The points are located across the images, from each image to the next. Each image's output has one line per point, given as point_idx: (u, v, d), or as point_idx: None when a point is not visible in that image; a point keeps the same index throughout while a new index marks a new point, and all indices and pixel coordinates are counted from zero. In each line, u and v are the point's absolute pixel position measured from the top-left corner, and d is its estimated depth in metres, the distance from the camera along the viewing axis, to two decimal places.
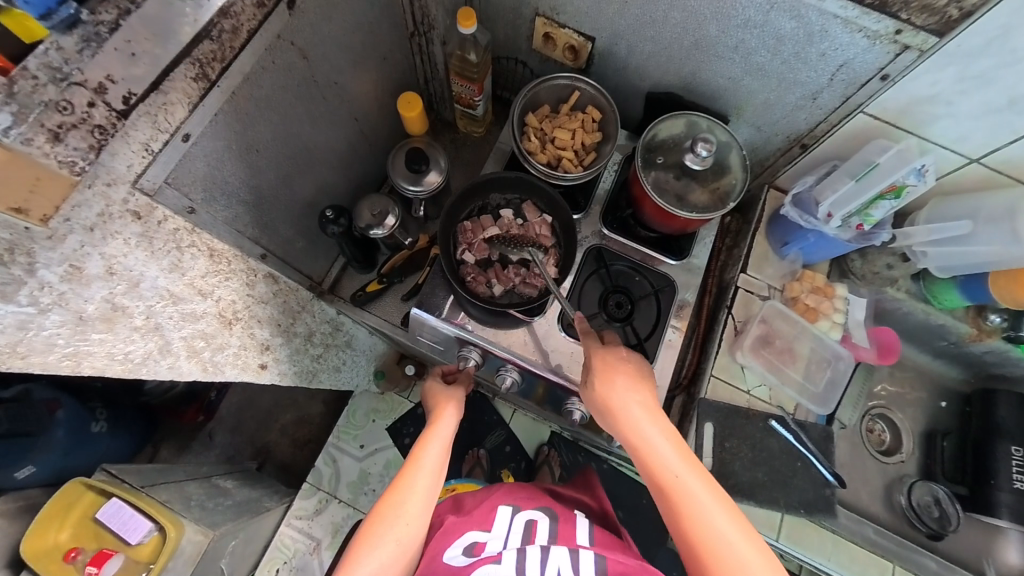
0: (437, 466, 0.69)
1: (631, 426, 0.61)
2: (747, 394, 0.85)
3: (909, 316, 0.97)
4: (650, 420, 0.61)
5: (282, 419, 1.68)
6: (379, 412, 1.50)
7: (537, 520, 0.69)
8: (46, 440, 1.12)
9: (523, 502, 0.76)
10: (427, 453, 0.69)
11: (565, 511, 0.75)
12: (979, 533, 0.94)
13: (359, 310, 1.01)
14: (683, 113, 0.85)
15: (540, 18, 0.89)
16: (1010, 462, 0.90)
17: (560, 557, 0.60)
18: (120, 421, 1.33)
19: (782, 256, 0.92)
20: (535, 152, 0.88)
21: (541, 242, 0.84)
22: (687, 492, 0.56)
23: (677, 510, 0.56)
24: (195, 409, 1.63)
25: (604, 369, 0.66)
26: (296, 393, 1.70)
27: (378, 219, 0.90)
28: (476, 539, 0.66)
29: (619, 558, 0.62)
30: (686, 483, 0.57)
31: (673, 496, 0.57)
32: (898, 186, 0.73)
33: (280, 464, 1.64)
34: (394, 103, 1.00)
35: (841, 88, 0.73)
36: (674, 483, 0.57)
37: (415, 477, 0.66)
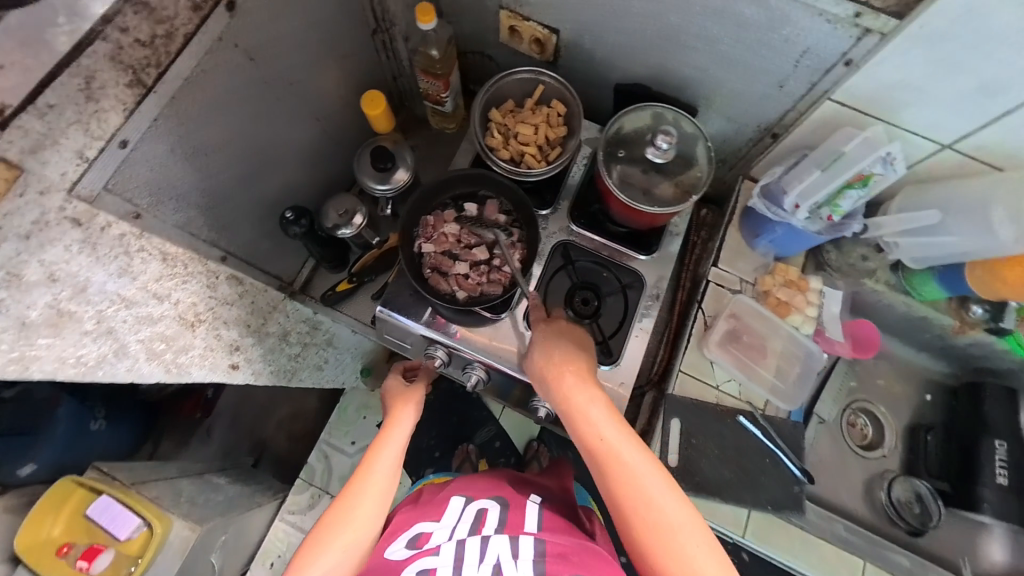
0: (391, 472, 0.69)
1: (570, 400, 0.60)
2: (716, 390, 0.82)
3: (891, 310, 0.94)
4: (587, 393, 0.60)
5: (278, 414, 1.71)
6: (370, 409, 1.52)
7: (487, 509, 0.68)
8: (47, 435, 1.16)
9: (477, 492, 0.75)
10: (381, 459, 0.69)
11: (518, 496, 0.74)
12: (963, 531, 0.91)
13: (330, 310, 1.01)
14: (648, 106, 0.84)
15: (505, 11, 0.87)
16: (994, 457, 0.89)
17: (499, 544, 0.58)
18: (121, 417, 1.37)
19: (753, 249, 0.89)
20: (499, 148, 0.87)
21: (506, 237, 0.84)
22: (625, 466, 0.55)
23: (614, 483, 0.55)
24: (193, 404, 1.66)
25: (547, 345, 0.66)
26: (291, 389, 1.73)
27: (345, 218, 0.92)
28: (422, 531, 0.65)
29: (564, 540, 0.60)
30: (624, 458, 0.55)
31: (608, 467, 0.55)
32: (865, 176, 0.71)
33: (276, 461, 1.66)
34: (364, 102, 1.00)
35: (807, 75, 0.71)
36: (611, 455, 0.55)
37: (366, 483, 0.66)
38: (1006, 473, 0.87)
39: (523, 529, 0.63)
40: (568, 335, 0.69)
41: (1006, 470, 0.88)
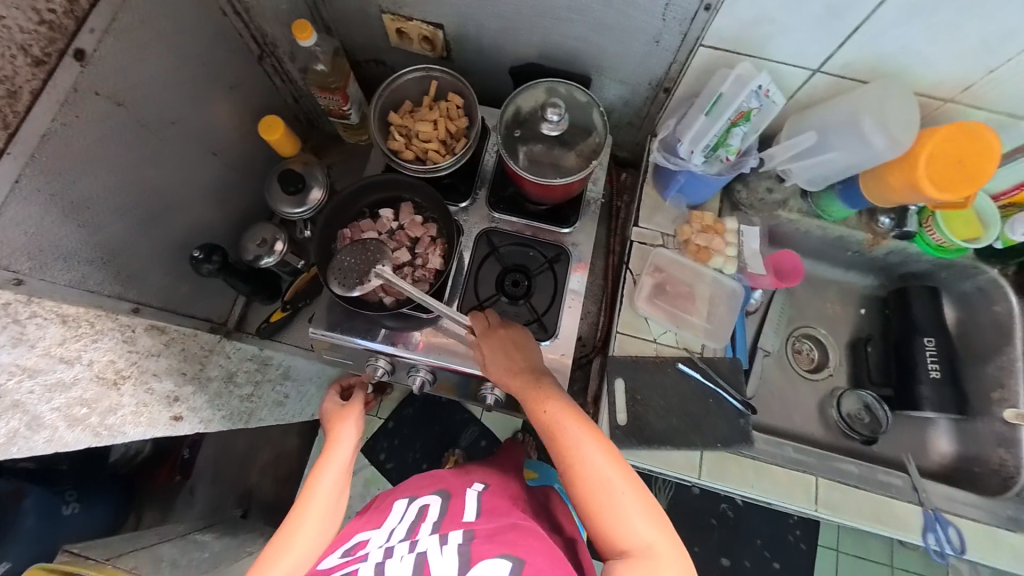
0: (333, 490, 0.69)
1: (524, 389, 0.66)
2: (654, 343, 0.85)
3: (810, 236, 0.98)
4: (538, 381, 0.66)
5: (261, 459, 1.66)
6: None
7: (429, 505, 0.70)
8: (15, 530, 1.15)
9: (420, 490, 0.76)
10: (323, 478, 0.69)
11: (460, 484, 0.77)
12: (911, 430, 0.96)
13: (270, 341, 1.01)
14: (540, 83, 0.84)
15: (387, 15, 0.86)
16: (925, 353, 0.94)
17: (429, 541, 0.59)
18: (94, 495, 1.32)
19: (667, 201, 0.92)
20: (402, 150, 0.85)
21: (424, 235, 0.83)
22: (569, 439, 0.59)
23: (561, 454, 0.59)
24: (170, 468, 1.54)
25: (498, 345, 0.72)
26: (269, 431, 1.70)
27: (266, 246, 0.90)
28: (360, 539, 0.65)
29: (496, 522, 0.62)
30: (569, 432, 0.60)
31: (555, 441, 0.60)
32: (746, 113, 0.73)
33: (267, 509, 1.60)
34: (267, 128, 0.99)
35: (677, 26, 0.74)
36: (556, 430, 0.60)
37: (310, 503, 0.67)
38: (937, 365, 0.92)
39: (459, 521, 0.64)
40: (514, 336, 0.73)
41: (937, 363, 0.93)
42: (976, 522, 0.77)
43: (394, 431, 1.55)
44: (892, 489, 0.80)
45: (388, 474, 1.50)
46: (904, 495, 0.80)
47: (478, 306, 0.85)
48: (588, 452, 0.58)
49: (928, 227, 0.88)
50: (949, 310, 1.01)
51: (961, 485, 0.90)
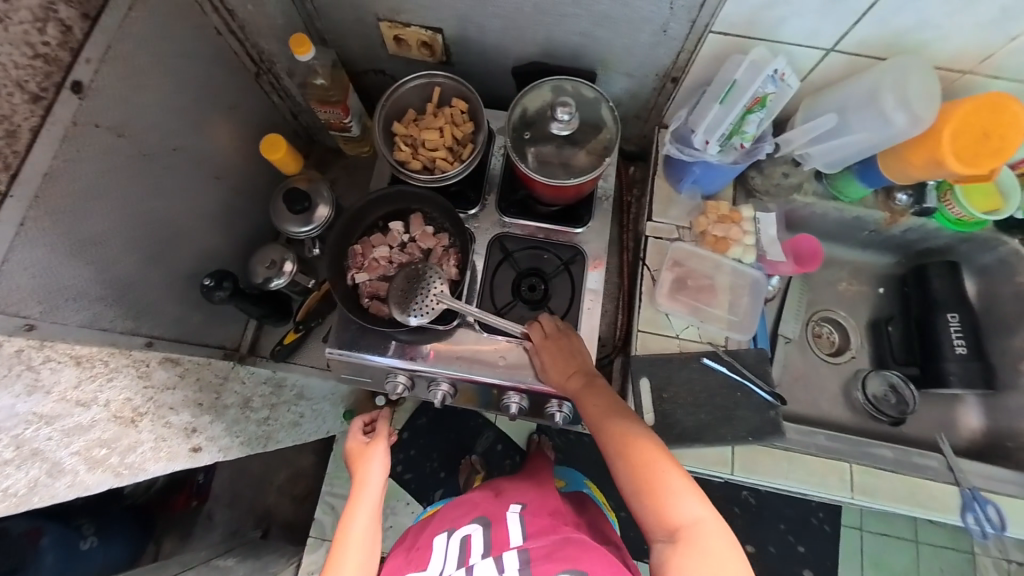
0: (367, 535, 0.69)
1: (575, 384, 0.71)
2: (677, 339, 0.83)
3: (826, 219, 0.96)
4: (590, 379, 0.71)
5: (276, 480, 1.70)
6: None
7: (471, 535, 0.70)
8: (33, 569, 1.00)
9: (459, 518, 0.76)
10: (355, 525, 0.69)
11: (499, 506, 0.77)
12: (939, 408, 0.95)
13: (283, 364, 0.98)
14: (546, 81, 0.82)
15: (385, 22, 0.84)
16: (949, 328, 0.92)
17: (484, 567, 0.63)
18: (110, 529, 1.21)
19: (680, 193, 0.90)
20: (409, 160, 0.82)
21: (437, 246, 0.81)
22: (620, 425, 0.63)
23: (612, 438, 0.63)
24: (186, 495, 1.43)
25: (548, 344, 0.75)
26: (284, 449, 1.68)
27: (275, 268, 0.87)
28: None
29: (546, 540, 0.65)
30: (619, 419, 0.64)
31: (606, 427, 0.64)
32: (761, 99, 0.69)
33: (286, 525, 1.66)
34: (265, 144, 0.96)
35: (685, 13, 0.71)
36: (607, 418, 0.64)
37: (346, 555, 0.67)
38: (963, 340, 0.91)
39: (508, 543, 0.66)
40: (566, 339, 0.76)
41: (963, 338, 0.91)
42: (1014, 498, 0.76)
43: (410, 441, 1.53)
44: (927, 470, 0.79)
45: (408, 485, 1.48)
46: (941, 476, 0.78)
47: (495, 313, 0.83)
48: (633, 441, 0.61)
49: (948, 202, 0.86)
50: (968, 283, 0.99)
51: (993, 460, 0.89)
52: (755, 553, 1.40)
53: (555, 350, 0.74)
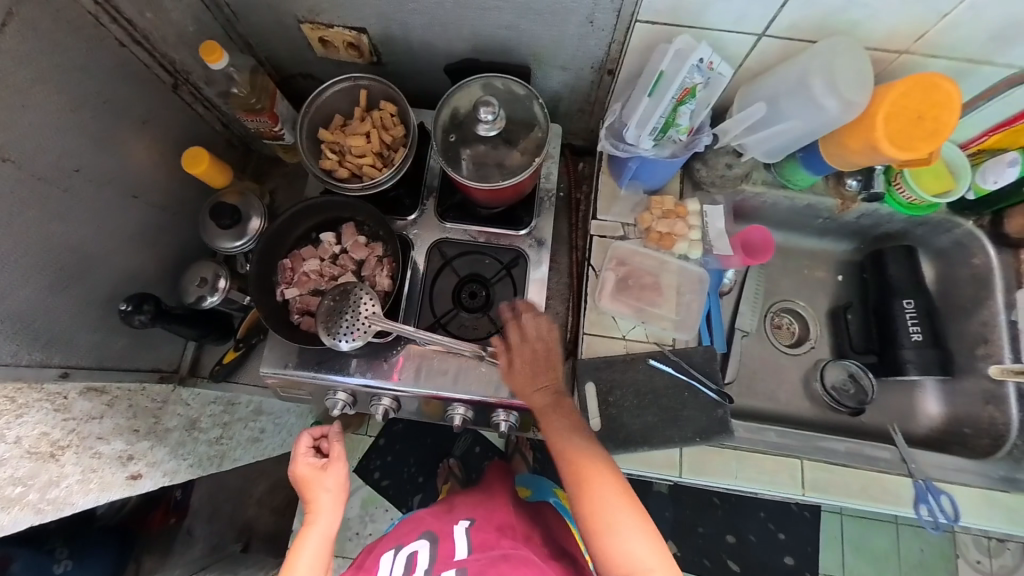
0: (312, 571, 0.70)
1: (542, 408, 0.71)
2: (623, 340, 0.81)
3: (777, 208, 0.94)
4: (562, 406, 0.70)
5: (256, 491, 1.61)
6: None
7: (417, 551, 0.75)
8: None
9: (407, 534, 0.81)
10: (300, 561, 0.70)
11: (446, 520, 0.80)
12: (898, 395, 0.93)
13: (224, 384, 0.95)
14: (474, 79, 0.78)
15: (306, 24, 0.80)
16: (905, 315, 0.90)
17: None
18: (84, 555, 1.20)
19: (624, 188, 0.87)
20: (335, 168, 0.78)
21: (371, 255, 0.78)
22: (590, 461, 0.66)
23: (580, 474, 0.65)
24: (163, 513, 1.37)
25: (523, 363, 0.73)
26: (265, 461, 1.65)
27: (208, 285, 0.84)
28: None
29: (483, 556, 0.69)
30: (591, 456, 0.66)
31: (578, 461, 0.66)
32: (689, 90, 0.67)
33: (268, 538, 1.58)
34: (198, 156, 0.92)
35: (609, 2, 0.67)
36: (578, 454, 0.66)
37: None
38: (918, 328, 0.89)
39: (449, 560, 0.71)
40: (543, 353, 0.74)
41: (918, 325, 0.89)
42: (969, 488, 0.75)
43: (386, 448, 1.51)
44: (879, 462, 0.77)
45: (386, 491, 1.46)
46: (894, 468, 0.77)
47: (434, 322, 0.80)
48: (596, 479, 0.65)
49: (897, 184, 0.84)
50: (926, 266, 0.97)
51: (952, 447, 0.87)
52: (736, 543, 1.39)
53: (531, 364, 0.73)
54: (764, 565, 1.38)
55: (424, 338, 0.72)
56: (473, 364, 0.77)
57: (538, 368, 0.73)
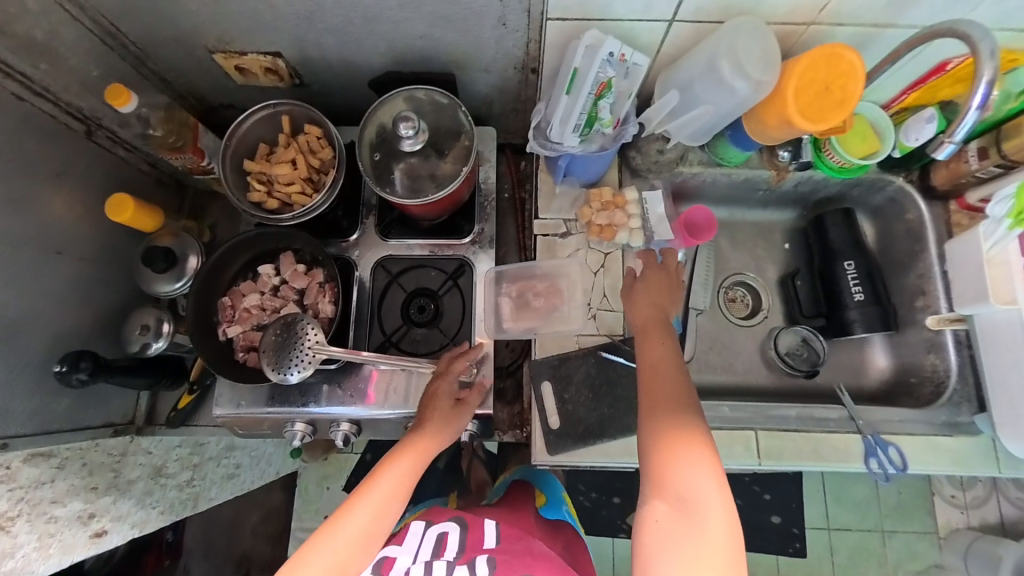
0: (379, 511, 0.63)
1: (650, 327, 0.72)
2: (575, 335, 0.82)
3: (717, 185, 0.94)
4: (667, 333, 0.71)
5: (250, 521, 1.56)
6: (330, 477, 1.55)
7: (448, 532, 0.73)
8: None
9: (438, 515, 0.79)
10: (380, 483, 0.65)
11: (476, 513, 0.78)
12: (847, 353, 0.96)
13: (183, 429, 0.90)
14: (395, 92, 0.75)
15: (219, 54, 0.76)
16: (847, 277, 0.92)
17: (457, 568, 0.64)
18: None
19: (561, 185, 0.87)
20: (264, 200, 0.76)
21: (313, 283, 0.77)
22: (673, 384, 0.64)
23: (659, 395, 0.64)
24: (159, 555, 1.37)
25: (639, 296, 0.76)
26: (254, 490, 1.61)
27: (152, 332, 0.81)
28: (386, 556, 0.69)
29: (517, 549, 0.69)
30: (676, 380, 0.65)
31: (660, 381, 0.65)
32: (605, 84, 0.67)
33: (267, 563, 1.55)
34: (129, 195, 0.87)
35: (518, 3, 0.65)
36: (670, 374, 0.65)
37: (356, 509, 0.62)
38: (861, 287, 0.91)
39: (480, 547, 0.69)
40: (647, 293, 0.76)
41: (861, 284, 0.91)
42: (914, 437, 0.79)
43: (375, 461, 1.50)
44: (828, 423, 0.81)
45: None
46: (842, 427, 0.80)
47: (387, 340, 0.80)
48: (665, 404, 0.63)
49: (826, 151, 0.84)
50: (866, 226, 0.98)
51: (900, 399, 0.90)
52: None
53: (659, 288, 0.77)
54: (751, 525, 1.43)
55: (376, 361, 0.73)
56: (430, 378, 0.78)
57: (656, 298, 0.76)
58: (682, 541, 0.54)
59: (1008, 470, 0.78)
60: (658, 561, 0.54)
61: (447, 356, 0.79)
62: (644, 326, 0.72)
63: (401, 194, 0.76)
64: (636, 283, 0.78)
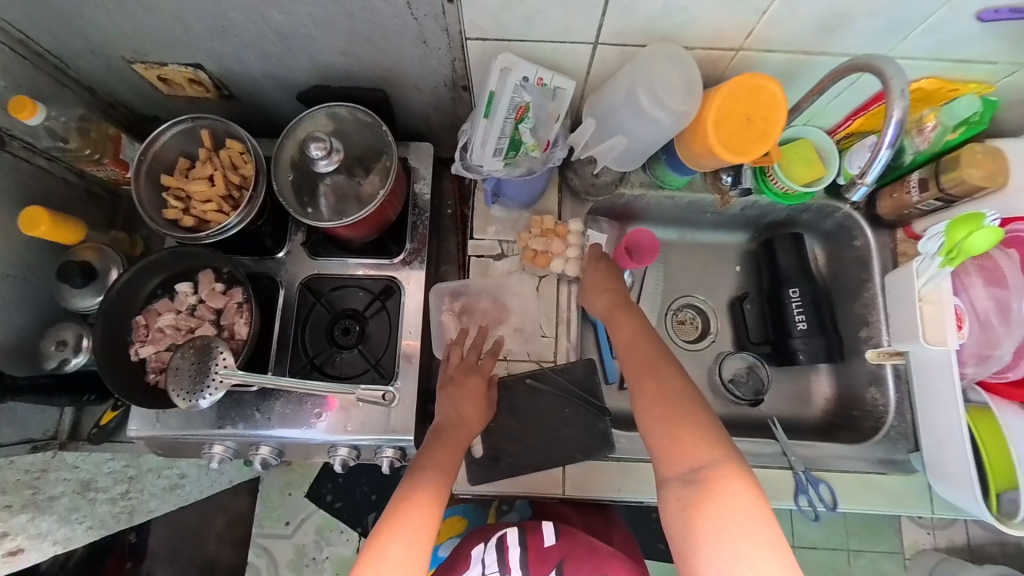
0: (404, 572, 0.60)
1: (617, 305, 0.75)
2: (505, 362, 0.81)
3: (662, 207, 0.91)
4: (634, 308, 0.75)
5: (216, 524, 1.43)
6: (293, 484, 1.38)
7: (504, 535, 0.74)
8: None
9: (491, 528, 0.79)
10: (392, 544, 0.61)
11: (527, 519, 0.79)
12: (794, 380, 0.93)
13: (106, 446, 0.89)
14: (317, 110, 0.72)
15: (138, 64, 0.73)
16: (791, 306, 0.89)
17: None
18: None
19: (494, 203, 0.85)
20: (180, 218, 0.73)
21: (232, 304, 0.74)
22: (655, 355, 0.68)
23: (646, 367, 0.67)
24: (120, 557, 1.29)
25: (603, 276, 0.78)
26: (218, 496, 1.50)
27: (68, 347, 0.80)
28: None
29: (578, 546, 0.70)
30: (654, 351, 0.69)
31: (642, 354, 0.69)
32: (523, 108, 0.65)
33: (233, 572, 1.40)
34: (61, 201, 0.82)
35: (433, 23, 0.62)
36: (649, 345, 0.70)
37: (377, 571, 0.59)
38: (804, 316, 0.88)
39: (543, 551, 0.70)
40: (606, 278, 0.78)
41: (804, 314, 0.88)
42: (846, 473, 0.77)
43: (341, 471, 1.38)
44: (763, 457, 0.79)
45: (341, 514, 1.36)
46: (776, 461, 0.79)
47: (308, 363, 0.78)
48: (653, 374, 0.67)
49: (769, 176, 0.81)
50: (818, 250, 0.95)
51: (842, 432, 0.88)
52: None
53: (604, 272, 0.79)
54: None
55: (304, 389, 0.70)
56: (350, 403, 0.77)
57: (606, 282, 0.78)
58: (717, 503, 0.56)
59: (939, 511, 0.76)
60: (702, 528, 0.55)
61: (368, 381, 0.77)
62: (614, 305, 0.75)
63: (326, 217, 0.72)
64: (581, 274, 0.80)
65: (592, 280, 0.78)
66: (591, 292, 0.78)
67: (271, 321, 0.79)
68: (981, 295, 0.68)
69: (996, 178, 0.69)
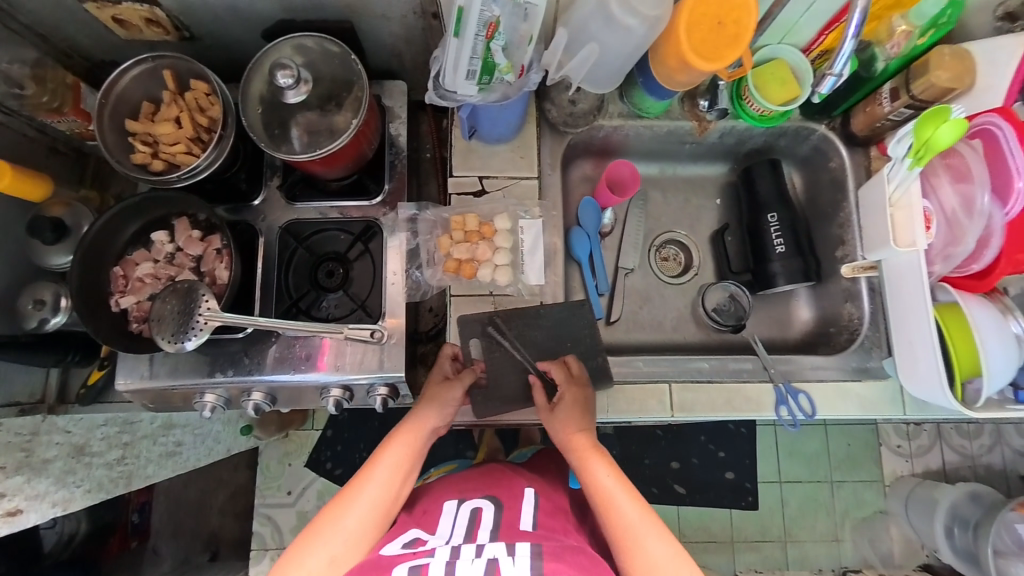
0: (370, 515, 0.67)
1: (587, 453, 0.70)
2: (491, 296, 0.81)
3: (641, 138, 0.91)
4: (601, 457, 0.70)
5: (217, 501, 1.44)
6: (291, 454, 1.39)
7: (482, 508, 0.68)
8: None
9: (470, 490, 0.74)
10: (362, 493, 0.68)
11: (510, 490, 0.74)
12: (775, 307, 0.95)
13: (98, 406, 0.89)
14: (281, 40, 0.70)
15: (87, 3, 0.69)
16: (770, 230, 0.90)
17: (494, 547, 0.60)
18: None
19: (472, 138, 0.84)
20: (149, 161, 0.71)
21: (210, 251, 0.73)
22: (625, 517, 0.65)
23: (619, 532, 0.64)
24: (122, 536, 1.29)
25: (568, 411, 0.73)
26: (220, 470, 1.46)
27: (48, 306, 0.79)
28: (416, 536, 0.65)
29: (558, 541, 0.62)
30: (626, 510, 0.65)
31: (613, 518, 0.65)
32: (494, 25, 0.63)
33: (238, 544, 1.41)
34: (27, 156, 0.80)
35: None
36: (616, 506, 0.66)
37: (343, 517, 0.66)
38: (783, 240, 0.89)
39: (516, 531, 0.64)
40: (570, 411, 0.73)
41: (783, 237, 0.89)
42: (824, 383, 0.81)
43: (336, 435, 1.40)
44: (742, 374, 0.83)
45: (341, 479, 1.38)
46: (756, 376, 0.83)
47: (292, 305, 0.78)
48: (628, 540, 0.63)
49: (746, 98, 0.81)
50: (795, 177, 0.96)
51: (818, 347, 0.91)
52: (680, 468, 1.33)
53: (577, 409, 0.73)
54: None
55: (287, 329, 0.69)
56: (339, 343, 0.76)
57: (576, 417, 0.73)
58: None
59: (911, 412, 0.81)
60: None
61: (355, 320, 0.77)
62: (582, 454, 0.70)
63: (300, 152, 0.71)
64: (552, 408, 0.74)
65: (555, 419, 0.73)
66: (560, 433, 0.72)
67: (253, 268, 0.78)
68: (949, 194, 0.71)
69: (963, 79, 0.71)
